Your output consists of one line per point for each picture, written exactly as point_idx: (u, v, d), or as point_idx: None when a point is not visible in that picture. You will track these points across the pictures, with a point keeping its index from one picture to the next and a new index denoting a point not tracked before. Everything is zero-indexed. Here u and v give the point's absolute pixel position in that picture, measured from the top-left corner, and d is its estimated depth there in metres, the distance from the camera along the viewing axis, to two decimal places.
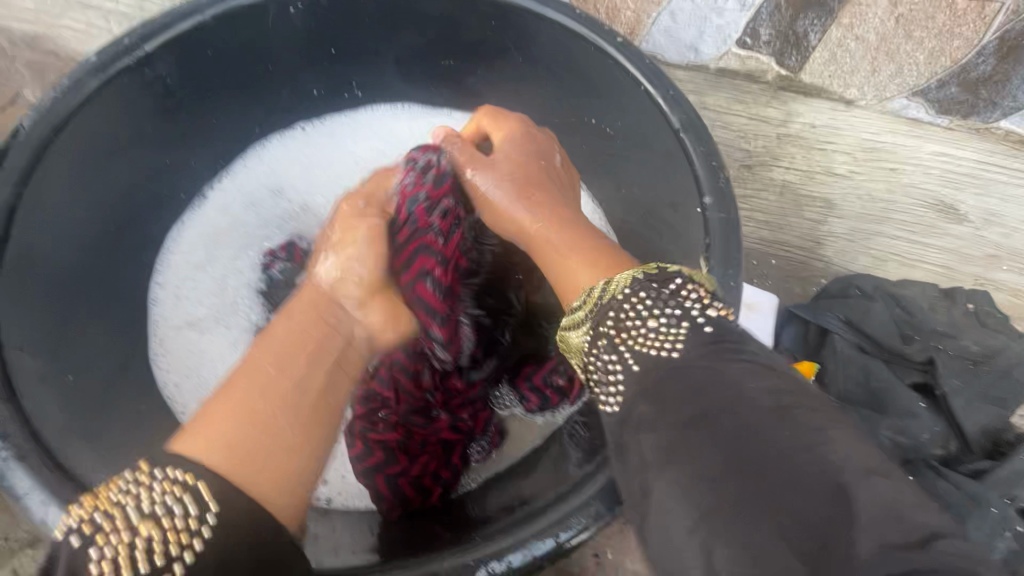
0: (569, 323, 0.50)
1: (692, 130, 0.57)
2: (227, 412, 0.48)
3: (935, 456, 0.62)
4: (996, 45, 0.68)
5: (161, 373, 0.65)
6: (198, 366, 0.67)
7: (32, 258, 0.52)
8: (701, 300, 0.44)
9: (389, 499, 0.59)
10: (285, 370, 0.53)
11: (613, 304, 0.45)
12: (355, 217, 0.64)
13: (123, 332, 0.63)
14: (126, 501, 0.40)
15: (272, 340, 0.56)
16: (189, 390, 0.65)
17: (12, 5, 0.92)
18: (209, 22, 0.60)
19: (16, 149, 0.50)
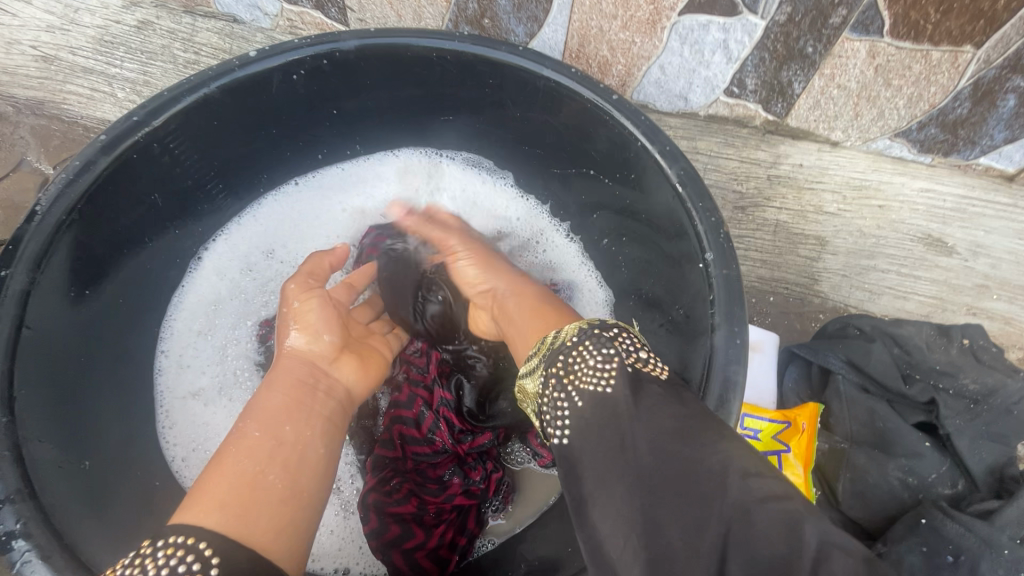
0: (527, 370, 0.51)
1: (689, 185, 0.59)
2: (222, 474, 0.45)
3: (942, 495, 0.63)
4: (970, 90, 0.70)
5: (168, 447, 0.66)
6: (203, 439, 0.67)
7: (49, 337, 0.52)
8: (637, 345, 0.46)
9: (405, 571, 0.58)
10: (275, 427, 0.50)
11: (565, 348, 0.47)
12: (308, 278, 0.64)
13: (128, 404, 0.63)
14: (132, 572, 0.39)
15: (258, 407, 0.52)
16: (194, 462, 0.66)
17: (17, 74, 0.94)
18: (215, 94, 0.61)
19: (33, 230, 0.51)
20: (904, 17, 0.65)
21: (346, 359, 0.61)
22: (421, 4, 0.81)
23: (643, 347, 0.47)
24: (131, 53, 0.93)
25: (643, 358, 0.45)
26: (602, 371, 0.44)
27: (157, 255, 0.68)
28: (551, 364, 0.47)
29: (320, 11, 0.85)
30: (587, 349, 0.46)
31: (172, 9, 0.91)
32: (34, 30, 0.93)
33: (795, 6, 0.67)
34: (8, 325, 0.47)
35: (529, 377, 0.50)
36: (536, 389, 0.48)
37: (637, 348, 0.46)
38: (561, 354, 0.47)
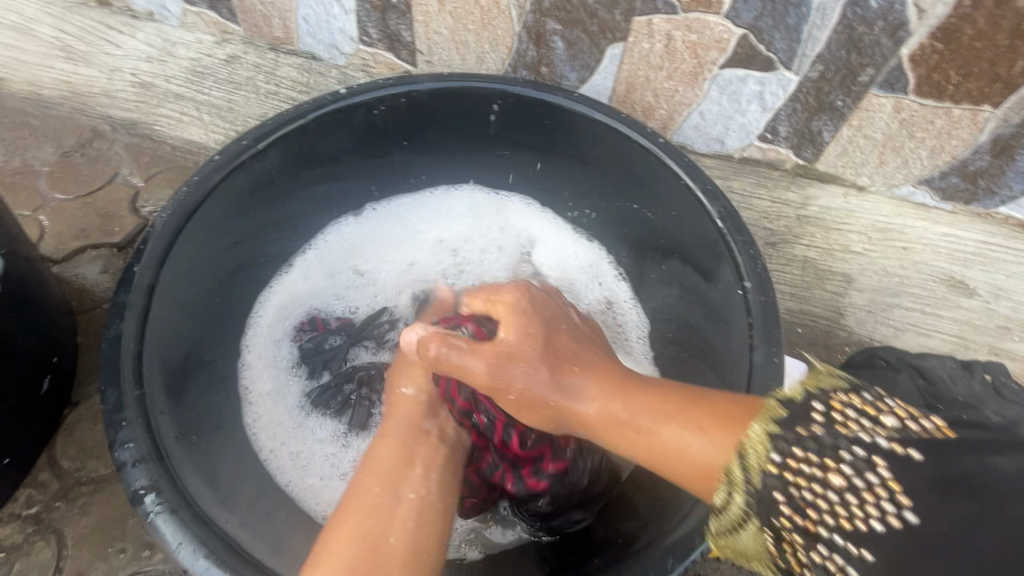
0: (728, 527, 0.48)
1: (730, 221, 0.66)
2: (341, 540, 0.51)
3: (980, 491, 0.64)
4: (989, 145, 0.76)
5: (257, 437, 0.71)
6: (287, 434, 0.73)
7: (166, 325, 0.61)
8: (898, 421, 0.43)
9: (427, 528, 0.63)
10: (393, 489, 0.57)
11: (779, 484, 0.45)
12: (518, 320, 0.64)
13: (225, 389, 0.71)
14: None
15: (375, 463, 0.60)
16: (283, 455, 0.71)
17: (115, 96, 1.06)
18: (310, 123, 0.71)
19: (159, 232, 0.60)
20: (926, 78, 0.72)
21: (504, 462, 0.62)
22: (485, 50, 0.90)
23: (863, 410, 0.44)
24: (219, 83, 1.03)
25: (902, 524, 0.39)
26: (858, 490, 0.41)
27: (257, 259, 0.77)
28: (777, 515, 0.45)
29: (392, 53, 0.95)
30: (804, 466, 0.44)
31: (259, 45, 0.99)
32: (135, 60, 1.02)
33: (825, 65, 0.75)
34: (136, 313, 0.56)
35: (745, 532, 0.47)
36: (765, 547, 0.46)
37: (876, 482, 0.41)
38: (779, 497, 0.44)
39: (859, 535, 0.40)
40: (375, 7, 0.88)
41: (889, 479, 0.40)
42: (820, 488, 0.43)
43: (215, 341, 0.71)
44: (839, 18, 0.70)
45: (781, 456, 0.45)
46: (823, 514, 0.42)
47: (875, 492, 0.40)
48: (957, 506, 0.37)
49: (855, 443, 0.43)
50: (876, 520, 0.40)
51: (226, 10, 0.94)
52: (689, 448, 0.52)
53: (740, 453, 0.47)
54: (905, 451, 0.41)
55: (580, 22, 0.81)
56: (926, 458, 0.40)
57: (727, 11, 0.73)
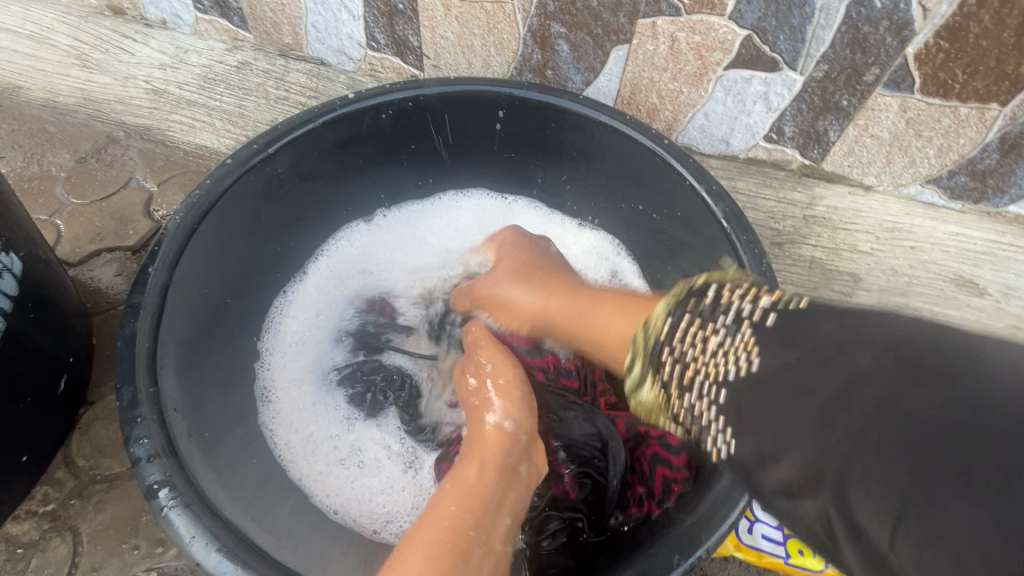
0: (635, 384, 0.53)
1: (734, 221, 0.67)
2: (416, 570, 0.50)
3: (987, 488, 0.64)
4: (997, 143, 0.76)
5: (274, 433, 0.72)
6: (303, 433, 0.74)
7: (181, 324, 0.62)
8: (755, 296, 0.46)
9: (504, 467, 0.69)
10: (474, 516, 0.54)
11: (667, 338, 0.49)
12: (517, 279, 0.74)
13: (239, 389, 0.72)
14: None
15: (460, 479, 0.58)
16: (298, 453, 0.72)
17: (130, 103, 1.07)
18: (320, 127, 0.72)
19: (174, 234, 0.62)
20: (933, 77, 0.72)
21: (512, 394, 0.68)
22: (490, 54, 0.91)
23: (746, 294, 0.46)
24: (230, 88, 1.05)
25: (748, 368, 0.41)
26: (730, 347, 0.43)
27: (268, 261, 0.79)
28: (663, 368, 0.49)
29: (399, 57, 0.96)
30: (694, 331, 0.47)
31: (269, 52, 1.02)
32: (148, 68, 1.05)
33: (831, 65, 0.75)
34: (151, 312, 0.57)
35: (646, 388, 0.51)
36: (658, 398, 0.50)
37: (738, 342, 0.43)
38: (665, 350, 0.49)
39: (720, 382, 0.43)
40: (382, 13, 0.90)
41: (747, 340, 0.42)
42: (704, 313, 0.47)
43: (228, 342, 0.72)
44: (843, 18, 0.70)
45: (671, 330, 0.49)
46: (704, 356, 0.45)
47: (736, 347, 0.43)
48: (790, 352, 0.39)
49: (734, 333, 0.44)
50: (731, 367, 0.43)
51: (238, 18, 0.98)
52: (615, 330, 0.59)
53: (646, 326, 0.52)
54: (761, 316, 0.43)
55: (584, 25, 0.81)
56: (778, 320, 0.42)
57: (731, 13, 0.73)
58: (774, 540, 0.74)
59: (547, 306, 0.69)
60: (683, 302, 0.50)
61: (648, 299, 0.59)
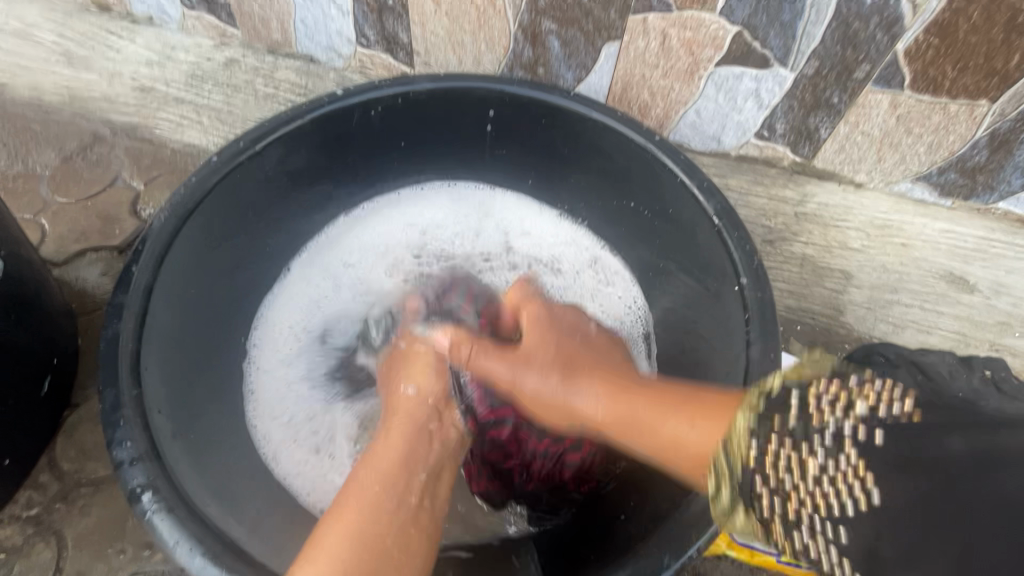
0: (723, 511, 0.48)
1: (725, 218, 0.66)
2: (342, 527, 0.50)
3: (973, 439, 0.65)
4: (987, 139, 0.76)
5: (257, 427, 0.72)
6: (287, 426, 0.74)
7: (165, 325, 0.61)
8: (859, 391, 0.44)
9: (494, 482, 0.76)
10: (390, 482, 0.55)
11: (757, 471, 0.45)
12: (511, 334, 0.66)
13: (227, 387, 0.72)
14: None
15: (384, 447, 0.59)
16: (283, 446, 0.73)
17: (117, 101, 1.06)
18: (307, 124, 0.71)
19: (158, 233, 0.61)
20: (923, 73, 0.72)
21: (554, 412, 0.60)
22: (481, 50, 0.90)
23: (845, 394, 0.44)
24: (218, 86, 1.03)
25: (870, 503, 0.40)
26: (834, 473, 0.42)
27: (256, 260, 0.78)
28: (759, 502, 0.45)
29: (389, 54, 0.96)
30: (796, 447, 0.44)
31: (257, 49, 1.00)
32: (135, 65, 1.03)
33: (821, 61, 0.75)
34: (134, 312, 0.56)
35: (740, 514, 0.47)
36: (753, 526, 0.46)
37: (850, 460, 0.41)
38: (755, 479, 0.45)
39: (837, 521, 0.41)
40: (371, 9, 0.89)
41: (858, 464, 0.41)
42: (795, 431, 0.44)
43: (215, 341, 0.72)
44: (834, 14, 0.69)
45: (758, 450, 0.45)
46: (814, 492, 0.43)
47: (852, 476, 0.41)
48: (918, 479, 0.38)
49: (835, 426, 0.43)
50: (847, 502, 0.41)
51: (226, 14, 0.96)
52: (670, 428, 0.51)
53: (722, 446, 0.48)
54: (875, 438, 0.41)
55: (575, 21, 0.81)
56: (890, 439, 0.40)
57: (721, 8, 0.73)
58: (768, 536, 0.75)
59: (613, 417, 0.55)
60: (764, 408, 0.46)
61: (726, 403, 0.52)
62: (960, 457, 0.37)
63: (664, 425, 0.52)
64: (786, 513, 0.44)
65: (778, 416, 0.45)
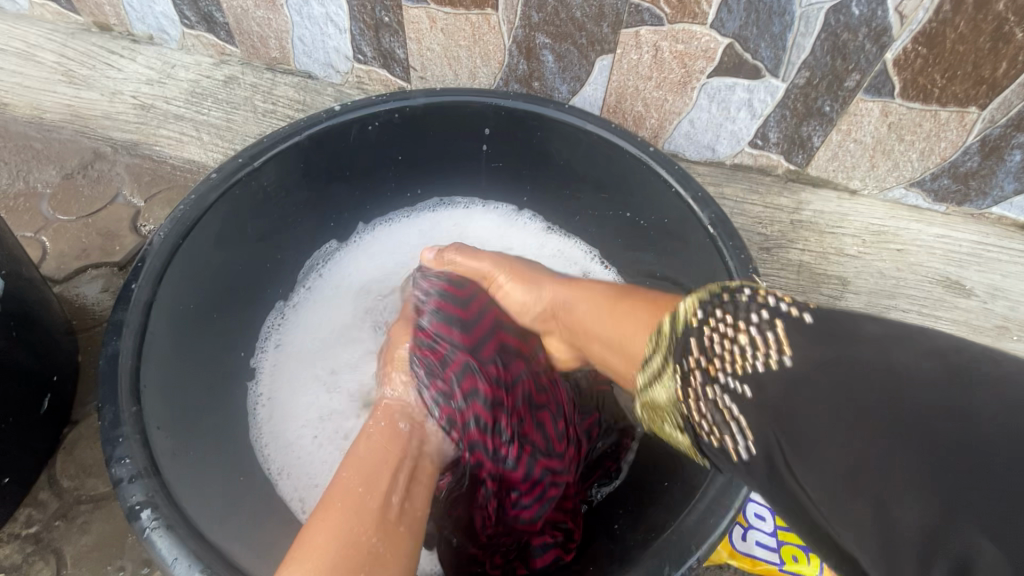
0: (649, 379, 0.54)
1: (721, 227, 0.67)
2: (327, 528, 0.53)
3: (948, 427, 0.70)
4: (978, 145, 0.77)
5: (269, 459, 0.72)
6: (296, 460, 0.73)
7: (164, 342, 0.61)
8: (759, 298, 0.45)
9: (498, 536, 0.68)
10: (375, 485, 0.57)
11: (696, 333, 0.48)
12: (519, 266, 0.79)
13: (227, 406, 0.72)
14: None
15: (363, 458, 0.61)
16: (293, 478, 0.71)
17: (117, 119, 1.07)
18: (305, 140, 0.72)
19: (157, 250, 0.61)
20: (912, 82, 0.73)
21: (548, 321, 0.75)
22: (477, 65, 0.91)
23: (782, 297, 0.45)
24: (218, 103, 1.04)
25: (778, 365, 0.40)
26: (756, 344, 0.43)
27: (255, 275, 0.78)
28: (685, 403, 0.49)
29: (386, 70, 0.97)
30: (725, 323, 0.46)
31: (256, 66, 1.04)
32: (135, 83, 1.05)
33: (812, 71, 0.76)
34: (134, 329, 0.57)
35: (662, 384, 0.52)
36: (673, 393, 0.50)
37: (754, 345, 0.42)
38: (694, 341, 0.48)
39: (747, 374, 0.42)
40: (369, 26, 0.91)
41: (780, 336, 0.41)
42: (724, 311, 0.47)
43: (214, 358, 0.72)
44: (822, 25, 0.71)
45: (704, 314, 0.48)
46: (721, 362, 0.45)
47: (761, 345, 0.42)
48: (819, 344, 0.39)
49: (763, 310, 0.44)
50: (755, 364, 0.42)
51: (224, 32, 1.00)
52: (625, 317, 0.60)
53: (667, 321, 0.53)
54: (796, 319, 0.42)
55: (568, 35, 0.82)
56: (812, 320, 0.41)
57: (713, 21, 0.74)
58: (768, 546, 0.74)
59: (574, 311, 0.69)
60: (707, 301, 0.49)
61: (663, 302, 0.58)
62: (859, 383, 0.35)
63: (621, 327, 0.60)
64: (704, 374, 0.46)
65: (713, 315, 0.48)
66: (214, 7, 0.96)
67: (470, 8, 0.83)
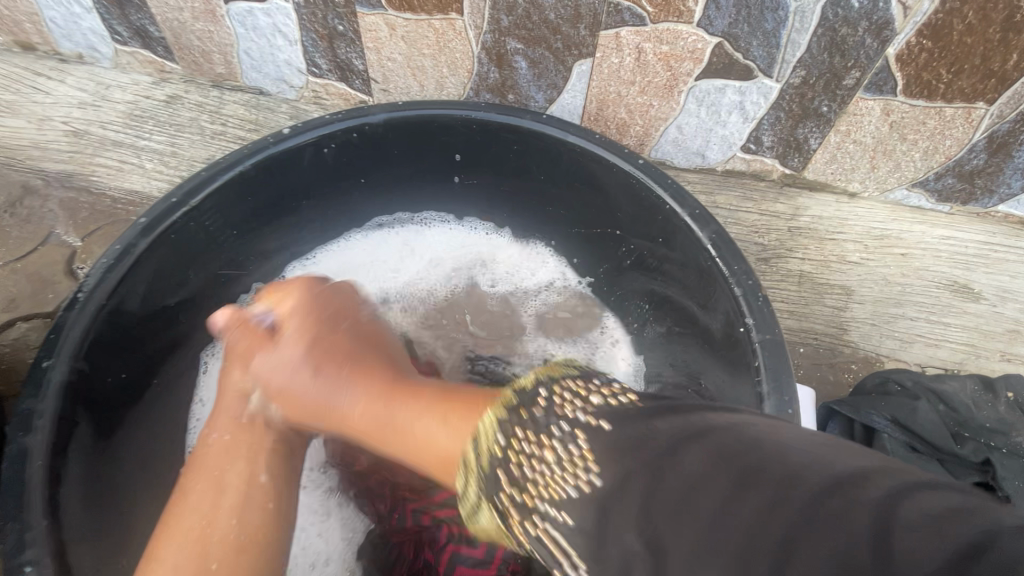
0: (471, 506, 0.46)
1: (723, 248, 0.60)
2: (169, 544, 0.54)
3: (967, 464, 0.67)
4: (985, 143, 0.72)
5: None
6: None
7: (84, 424, 0.53)
8: (573, 393, 0.44)
9: None
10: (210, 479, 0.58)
11: (501, 459, 0.43)
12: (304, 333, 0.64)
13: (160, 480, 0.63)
14: None
15: (201, 462, 0.60)
16: None
17: (48, 148, 0.95)
18: (250, 170, 0.63)
19: (75, 318, 0.52)
20: (916, 77, 0.67)
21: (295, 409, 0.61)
22: (443, 75, 0.84)
23: (576, 391, 0.44)
24: (160, 125, 0.95)
25: (591, 486, 0.37)
26: (563, 460, 0.40)
27: (194, 319, 0.69)
28: (501, 492, 0.43)
29: (344, 82, 0.89)
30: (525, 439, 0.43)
31: (201, 84, 0.96)
32: (66, 107, 0.97)
33: (808, 70, 0.69)
34: (49, 420, 0.48)
35: (482, 515, 0.45)
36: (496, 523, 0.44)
37: (566, 455, 0.39)
38: (507, 468, 0.43)
39: (556, 504, 0.39)
40: (321, 36, 0.82)
41: (585, 448, 0.39)
42: (529, 424, 0.43)
43: (143, 427, 0.63)
44: (819, 20, 0.64)
45: (502, 436, 0.44)
46: (538, 477, 0.41)
47: (570, 464, 0.39)
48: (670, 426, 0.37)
49: (574, 409, 0.42)
50: (569, 487, 0.38)
51: (162, 49, 0.91)
52: (427, 435, 0.49)
53: (469, 445, 0.46)
54: (597, 420, 0.40)
55: (542, 39, 0.74)
56: (613, 425, 0.39)
57: (699, 20, 0.67)
58: None
59: (360, 418, 0.56)
60: (511, 405, 0.45)
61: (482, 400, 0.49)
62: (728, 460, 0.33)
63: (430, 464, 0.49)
64: (516, 493, 0.42)
65: (522, 408, 0.45)
66: (148, 21, 0.87)
67: (432, 13, 0.74)
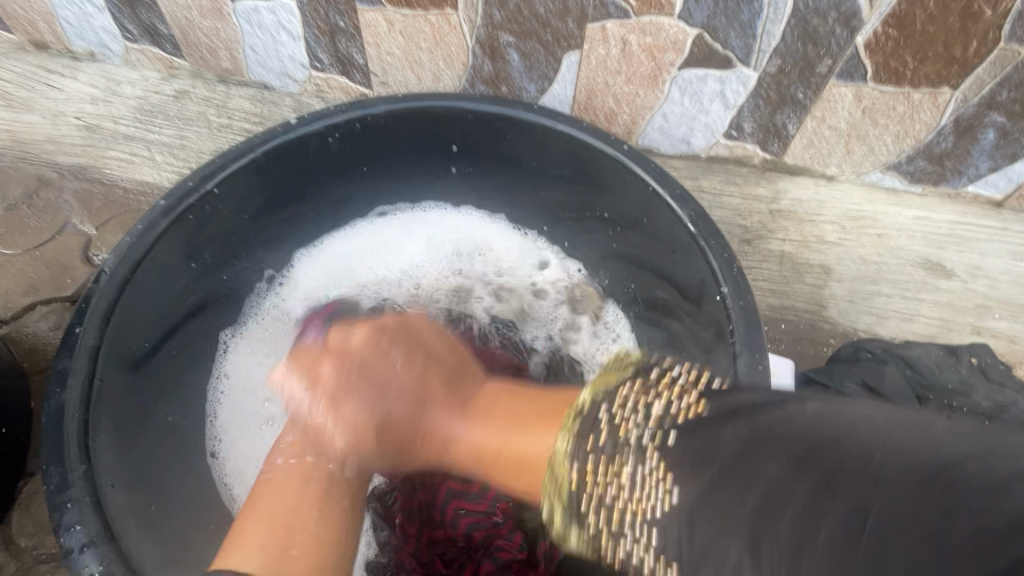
0: (563, 534, 0.49)
1: (702, 225, 0.65)
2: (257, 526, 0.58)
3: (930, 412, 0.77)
4: (952, 126, 0.76)
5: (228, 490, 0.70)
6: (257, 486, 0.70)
7: (114, 385, 0.58)
8: (638, 400, 0.46)
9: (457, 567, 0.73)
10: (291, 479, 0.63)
11: (579, 494, 0.46)
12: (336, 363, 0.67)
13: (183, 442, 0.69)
14: None
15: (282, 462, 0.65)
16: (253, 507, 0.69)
17: (61, 142, 1.00)
18: (261, 157, 0.68)
19: (102, 289, 0.58)
20: (884, 65, 0.71)
21: (395, 436, 0.65)
22: (439, 67, 0.88)
23: (640, 402, 0.46)
24: (169, 120, 1.00)
25: (672, 501, 0.39)
26: (627, 488, 0.43)
27: (213, 297, 0.75)
28: (579, 504, 0.46)
29: (345, 76, 0.93)
30: (602, 459, 0.45)
31: (208, 79, 1.00)
32: (78, 103, 1.01)
33: (783, 58, 0.73)
34: (81, 379, 0.54)
35: (574, 542, 0.48)
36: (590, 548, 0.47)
37: (648, 448, 0.42)
38: (591, 507, 0.46)
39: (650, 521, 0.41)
40: (323, 31, 0.86)
41: (663, 481, 0.40)
42: (604, 448, 0.45)
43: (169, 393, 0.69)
44: (791, 11, 0.68)
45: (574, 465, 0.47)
46: (610, 495, 0.44)
47: (655, 477, 0.41)
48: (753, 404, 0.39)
49: (646, 424, 0.44)
50: (656, 503, 0.40)
51: (171, 46, 0.96)
52: (526, 455, 0.54)
53: (550, 463, 0.49)
54: (655, 436, 0.43)
55: (533, 32, 0.79)
56: (678, 441, 0.41)
57: (679, 12, 0.71)
58: None
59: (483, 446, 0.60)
60: (575, 429, 0.48)
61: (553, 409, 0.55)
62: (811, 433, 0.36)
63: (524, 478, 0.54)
64: (609, 524, 0.44)
65: (589, 433, 0.47)
66: (158, 19, 0.91)
67: (428, 8, 0.79)
